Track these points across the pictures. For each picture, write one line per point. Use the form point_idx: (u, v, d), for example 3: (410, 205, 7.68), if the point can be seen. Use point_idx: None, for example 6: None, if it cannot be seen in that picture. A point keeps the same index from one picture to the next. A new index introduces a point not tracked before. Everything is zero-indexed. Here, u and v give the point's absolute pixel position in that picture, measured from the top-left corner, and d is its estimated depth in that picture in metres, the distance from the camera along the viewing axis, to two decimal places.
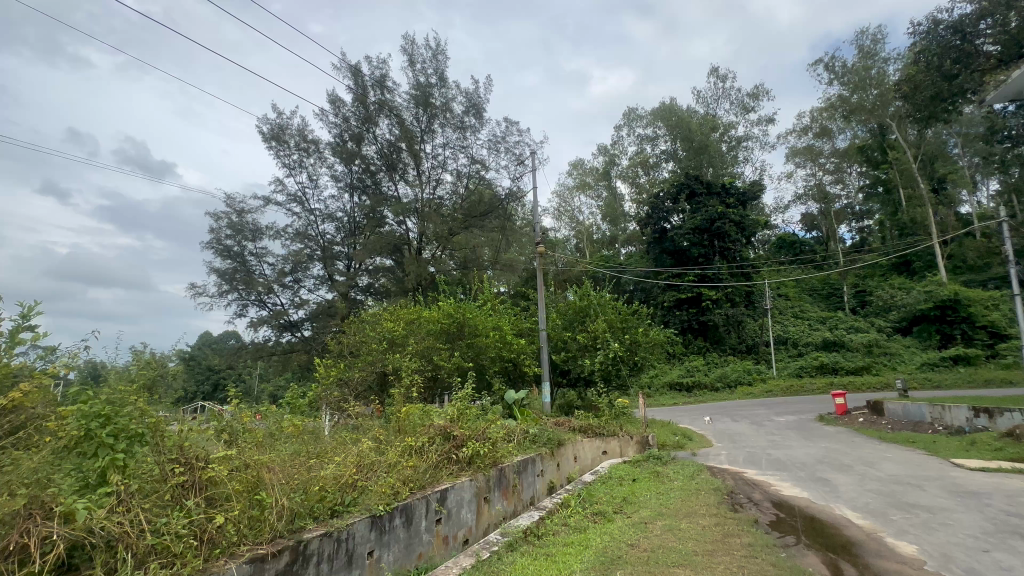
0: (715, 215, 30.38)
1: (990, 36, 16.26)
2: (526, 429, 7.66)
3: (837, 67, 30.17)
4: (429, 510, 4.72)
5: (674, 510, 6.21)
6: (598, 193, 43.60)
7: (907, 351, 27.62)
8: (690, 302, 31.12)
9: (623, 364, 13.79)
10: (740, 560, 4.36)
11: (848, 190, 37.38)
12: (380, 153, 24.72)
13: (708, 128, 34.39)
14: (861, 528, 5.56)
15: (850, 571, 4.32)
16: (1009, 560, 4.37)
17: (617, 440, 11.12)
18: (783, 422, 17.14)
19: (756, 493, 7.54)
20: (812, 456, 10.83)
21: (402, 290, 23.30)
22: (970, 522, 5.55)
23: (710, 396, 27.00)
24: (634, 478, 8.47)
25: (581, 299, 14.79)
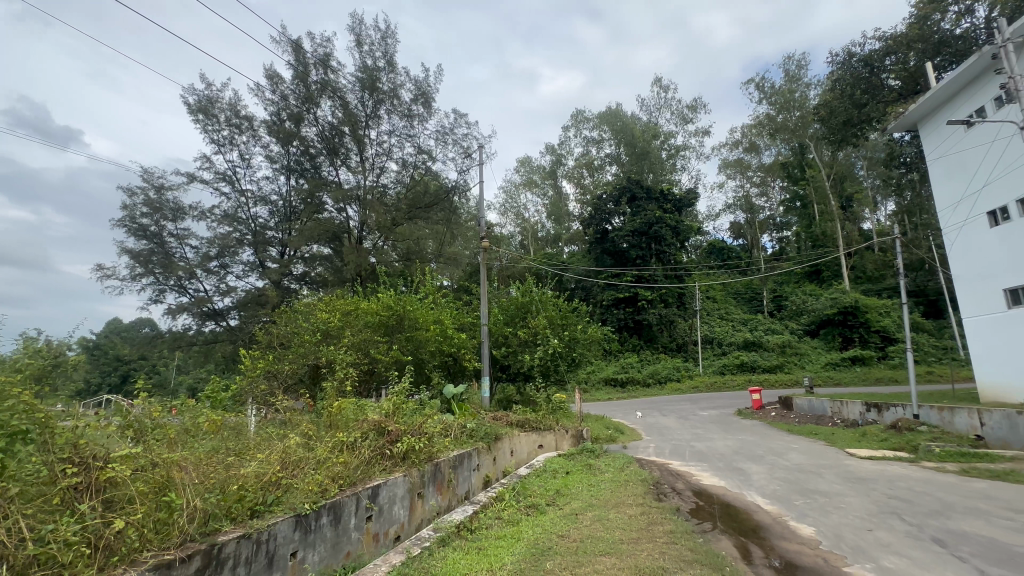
0: (654, 220, 31.92)
1: (893, 72, 18.27)
2: (463, 424, 7.63)
3: (767, 88, 32.47)
4: (359, 507, 4.57)
5: (604, 501, 6.45)
6: (544, 192, 44.24)
7: (814, 352, 30.46)
8: (627, 302, 32.50)
9: (561, 360, 14.15)
10: (661, 546, 4.59)
11: (771, 203, 40.49)
12: (321, 136, 23.53)
13: (649, 135, 35.88)
14: (768, 513, 6.06)
15: (757, 552, 4.69)
16: (888, 538, 4.92)
17: (553, 434, 11.39)
18: (706, 416, 18.35)
19: (679, 483, 8.00)
20: (729, 448, 11.66)
21: (340, 280, 22.39)
22: (858, 504, 6.23)
23: (642, 391, 28.31)
24: (567, 471, 8.71)
25: (523, 295, 15.00)
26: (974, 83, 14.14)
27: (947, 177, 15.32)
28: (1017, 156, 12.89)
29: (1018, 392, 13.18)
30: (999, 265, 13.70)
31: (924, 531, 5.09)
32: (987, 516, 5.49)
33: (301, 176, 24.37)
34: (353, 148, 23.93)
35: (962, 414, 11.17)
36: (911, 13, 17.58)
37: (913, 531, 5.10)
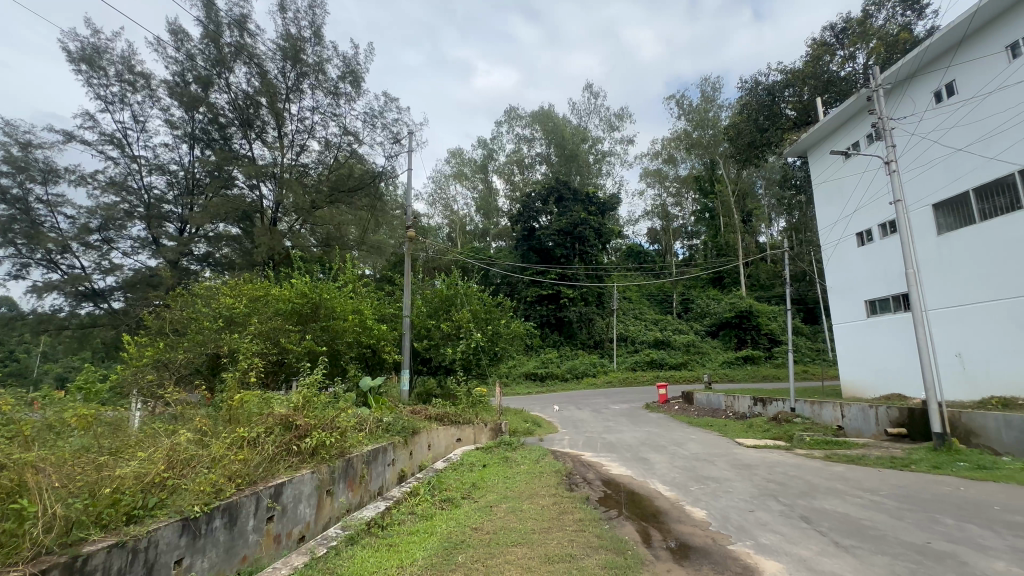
0: (579, 220, 33.00)
1: (790, 103, 20.43)
2: (379, 418, 7.42)
3: (685, 105, 34.98)
4: (259, 508, 4.24)
5: (519, 493, 6.58)
6: (474, 185, 44.04)
7: (714, 351, 33.39)
8: (550, 298, 33.73)
9: (483, 354, 14.22)
10: (571, 534, 4.77)
11: (684, 213, 43.57)
12: (232, 104, 21.44)
13: (578, 138, 37.09)
14: (667, 499, 6.54)
15: (656, 536, 5.04)
16: (766, 517, 5.52)
17: (471, 428, 11.42)
18: (617, 410, 19.47)
19: (590, 473, 8.39)
20: (636, 439, 12.42)
21: (250, 263, 20.75)
22: (742, 488, 6.94)
23: (560, 385, 29.38)
24: (484, 464, 8.78)
25: (448, 288, 14.84)
26: (853, 119, 16.14)
27: (828, 201, 17.46)
28: (881, 187, 14.97)
29: (871, 388, 15.43)
30: (861, 279, 15.94)
31: (794, 510, 5.78)
32: (843, 495, 6.34)
33: (207, 147, 22.08)
34: (270, 121, 22.14)
35: (829, 408, 12.82)
36: (807, 53, 19.78)
37: (785, 510, 5.78)
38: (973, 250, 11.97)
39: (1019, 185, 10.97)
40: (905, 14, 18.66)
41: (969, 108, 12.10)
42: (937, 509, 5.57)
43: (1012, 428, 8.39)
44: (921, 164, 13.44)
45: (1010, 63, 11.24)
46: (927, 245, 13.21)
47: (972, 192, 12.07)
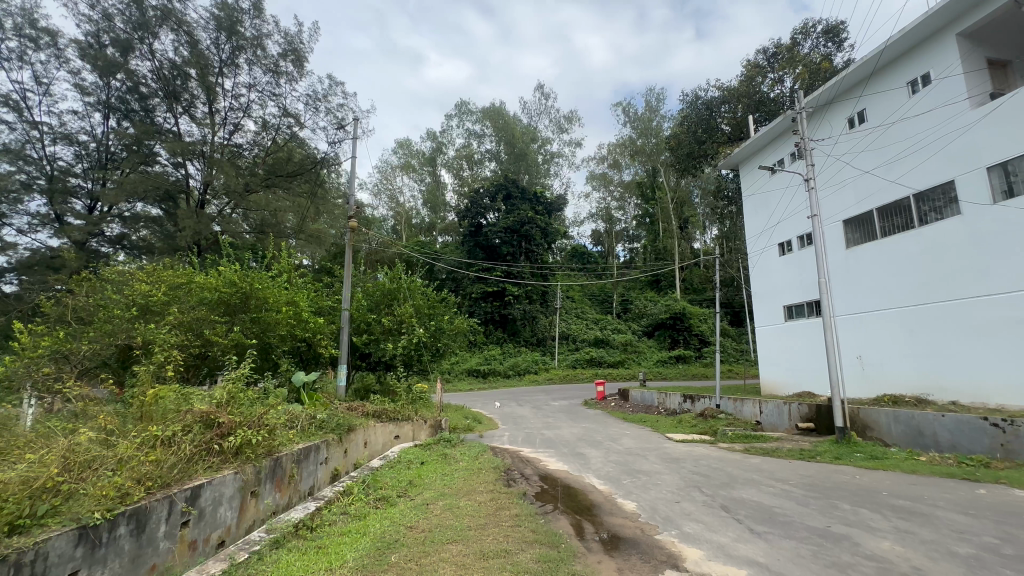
0: (526, 219, 33.26)
1: (726, 118, 21.76)
2: (312, 414, 7.11)
3: (631, 113, 36.30)
4: (173, 512, 3.92)
5: (456, 490, 6.55)
6: (421, 178, 43.23)
7: (649, 350, 34.98)
8: (494, 295, 33.89)
9: (424, 349, 14.00)
10: (507, 530, 4.81)
11: (626, 216, 45.14)
12: (156, 73, 19.62)
13: (528, 138, 37.43)
14: (601, 492, 6.77)
15: (589, 528, 5.19)
16: (690, 507, 5.86)
17: (410, 425, 11.20)
18: (557, 406, 19.89)
19: (528, 469, 8.50)
20: (574, 435, 12.75)
21: (171, 247, 19.17)
22: (670, 480, 7.33)
23: (502, 382, 29.59)
24: (422, 461, 8.65)
25: (391, 281, 14.45)
26: (779, 138, 17.43)
27: (755, 212, 18.80)
28: (801, 202, 16.30)
29: (786, 386, 16.79)
30: (781, 286, 17.29)
31: (715, 499, 6.18)
32: (758, 485, 6.87)
33: (125, 118, 20.07)
34: (199, 95, 20.46)
35: (749, 405, 13.82)
36: (742, 73, 21.17)
37: (708, 500, 6.16)
38: (875, 263, 13.34)
39: (913, 207, 12.35)
40: (827, 45, 20.42)
41: (876, 135, 13.44)
42: (837, 496, 6.17)
43: (900, 422, 9.48)
44: (835, 183, 14.80)
45: (909, 97, 12.58)
46: (837, 257, 14.56)
47: (875, 211, 13.44)
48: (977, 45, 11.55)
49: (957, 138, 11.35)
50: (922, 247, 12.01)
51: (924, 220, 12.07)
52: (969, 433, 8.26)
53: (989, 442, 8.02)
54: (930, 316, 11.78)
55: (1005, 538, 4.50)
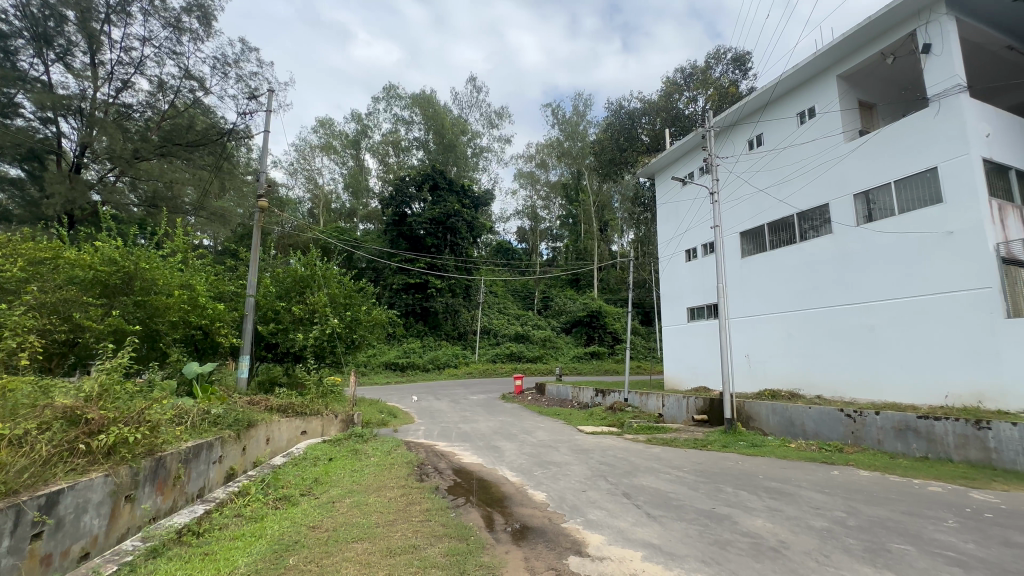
0: (452, 212, 32.89)
1: (645, 130, 23.16)
2: (206, 409, 6.48)
3: (559, 115, 37.32)
4: (20, 524, 3.36)
5: (366, 486, 6.33)
6: (343, 160, 41.03)
7: (566, 345, 36.30)
8: (417, 287, 33.38)
9: (338, 340, 13.40)
10: (417, 524, 4.76)
11: (550, 216, 45.93)
12: (21, 10, 16.44)
13: (458, 129, 36.94)
14: (513, 484, 6.91)
15: (499, 520, 5.28)
16: (595, 495, 6.17)
17: (319, 420, 10.61)
18: (475, 400, 19.98)
19: (442, 463, 8.45)
20: (490, 428, 12.89)
21: (35, 216, 16.43)
22: (578, 470, 7.67)
23: (420, 375, 29.14)
24: (330, 457, 8.27)
25: (304, 268, 13.60)
26: (690, 152, 18.85)
27: (666, 219, 20.19)
28: (705, 213, 17.78)
29: (685, 381, 18.28)
30: (686, 289, 18.75)
31: (618, 487, 6.57)
32: (657, 472, 7.43)
33: None
34: (79, 42, 17.77)
35: (653, 398, 14.85)
36: (661, 88, 22.58)
37: (612, 488, 6.53)
38: (763, 273, 14.95)
39: (796, 225, 13.98)
40: (735, 72, 22.41)
41: (770, 157, 15.01)
42: (722, 480, 6.85)
43: (776, 414, 10.72)
44: (735, 198, 16.34)
45: (798, 126, 14.18)
46: (733, 265, 16.09)
47: (767, 226, 15.03)
48: (852, 87, 13.31)
49: (833, 167, 13.01)
50: (800, 260, 13.67)
51: (804, 237, 13.72)
52: (829, 422, 9.55)
53: (843, 430, 9.33)
54: (805, 321, 13.43)
55: (850, 511, 5.27)
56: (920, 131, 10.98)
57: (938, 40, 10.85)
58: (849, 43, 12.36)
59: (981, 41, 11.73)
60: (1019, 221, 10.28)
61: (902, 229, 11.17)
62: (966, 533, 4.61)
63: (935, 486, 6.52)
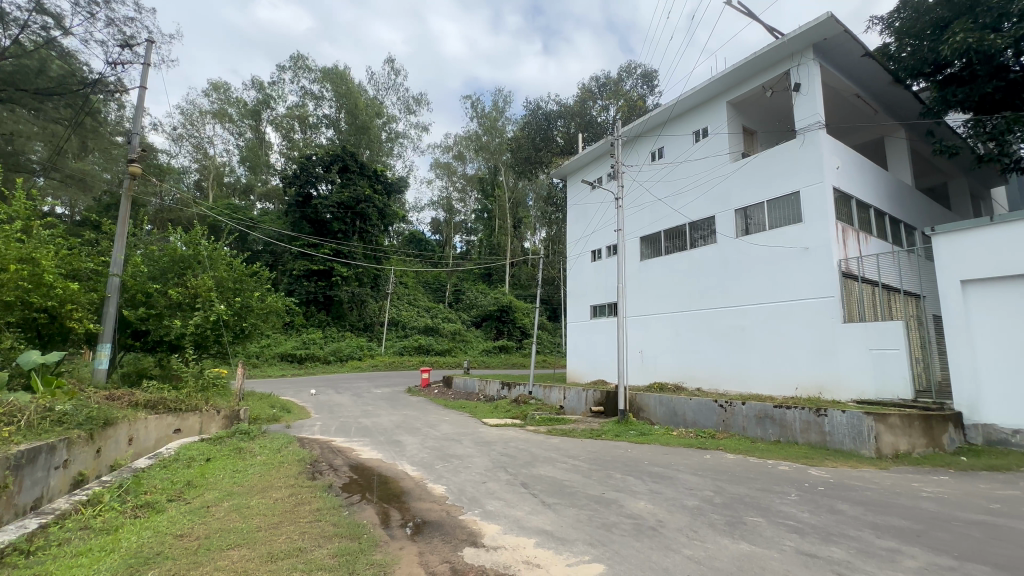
0: (362, 196, 31.39)
1: (560, 132, 23.99)
2: (47, 406, 5.51)
3: (478, 108, 37.27)
4: None
5: (248, 487, 5.82)
6: (240, 131, 37.24)
7: (475, 339, 36.44)
8: (320, 274, 31.44)
9: (224, 329, 12.14)
10: (304, 525, 4.48)
11: (466, 209, 45.44)
12: None
13: (372, 111, 35.23)
14: (412, 479, 6.78)
15: (394, 516, 5.15)
16: (494, 487, 6.28)
17: (196, 416, 9.54)
18: (378, 393, 19.32)
19: (337, 459, 8.04)
20: (392, 422, 12.54)
21: None
22: (480, 462, 7.75)
23: (320, 368, 27.49)
24: (208, 457, 7.47)
25: (186, 247, 12.20)
26: (600, 158, 19.83)
27: (576, 220, 21.08)
28: (610, 217, 18.87)
29: (585, 374, 19.35)
30: (590, 288, 19.76)
31: (518, 478, 6.75)
32: (554, 462, 7.76)
33: None
34: None
35: (556, 391, 15.47)
36: (577, 94, 23.48)
37: (511, 478, 6.71)
38: (658, 274, 16.23)
39: (688, 233, 15.37)
40: (643, 87, 24.00)
41: (668, 170, 16.31)
42: (612, 467, 7.34)
43: (662, 405, 11.74)
44: (637, 205, 17.51)
45: (693, 144, 15.56)
46: (633, 267, 17.28)
47: (663, 233, 16.33)
48: (739, 113, 14.90)
49: (720, 183, 14.48)
50: (690, 264, 15.05)
51: (694, 245, 15.13)
52: (705, 412, 10.68)
53: (715, 419, 10.48)
54: (691, 320, 14.82)
55: (717, 490, 5.95)
56: (789, 158, 12.60)
57: (806, 80, 12.56)
58: (738, 73, 13.83)
59: (838, 87, 13.75)
60: (857, 241, 12.26)
61: (771, 242, 12.78)
62: (803, 504, 5.44)
63: (784, 465, 7.58)
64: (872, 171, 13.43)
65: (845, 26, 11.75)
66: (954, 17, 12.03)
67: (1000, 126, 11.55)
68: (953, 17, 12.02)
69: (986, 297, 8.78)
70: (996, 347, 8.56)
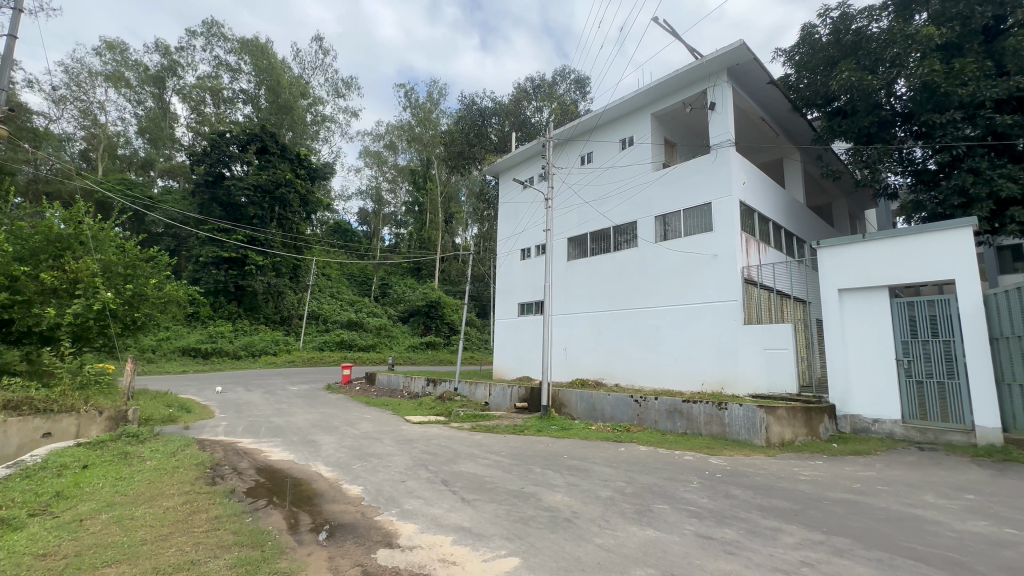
0: (282, 180, 29.37)
1: (494, 129, 24.03)
2: None
3: (412, 98, 36.33)
4: None
5: (133, 496, 5.20)
6: (139, 98, 33.22)
7: (402, 335, 35.42)
8: (231, 262, 28.91)
9: (111, 319, 10.81)
10: (198, 536, 4.10)
11: (396, 202, 43.88)
12: None
13: (297, 91, 33.13)
14: (326, 480, 6.46)
15: (303, 520, 4.87)
16: (413, 485, 6.16)
17: (69, 419, 8.31)
18: (294, 391, 18.23)
19: (243, 462, 7.46)
20: (307, 421, 11.86)
21: None
22: (400, 461, 7.57)
23: (228, 363, 25.36)
24: (84, 464, 6.58)
25: (65, 225, 10.69)
26: (532, 159, 20.16)
27: (507, 218, 21.25)
28: (540, 217, 19.24)
29: (511, 372, 19.62)
30: (518, 286, 20.04)
31: (438, 475, 6.68)
32: (475, 458, 7.78)
33: None
34: None
35: (481, 388, 15.51)
36: (512, 94, 23.65)
37: (431, 476, 6.62)
38: (583, 275, 16.83)
39: (612, 236, 16.08)
40: (575, 93, 24.78)
41: (596, 175, 16.95)
42: (532, 462, 7.52)
43: (583, 401, 12.20)
44: (566, 207, 18.01)
45: (619, 151, 16.30)
46: (559, 267, 17.77)
47: (589, 235, 16.96)
48: (661, 126, 15.82)
49: (642, 190, 15.30)
50: (612, 266, 15.79)
51: (617, 247, 15.86)
52: (622, 407, 11.26)
53: (631, 413, 11.10)
54: (612, 320, 15.54)
55: (628, 480, 6.30)
56: (704, 171, 13.61)
57: (720, 100, 13.59)
58: (662, 88, 14.69)
59: (746, 109, 15.09)
60: (757, 251, 13.53)
61: (685, 248, 13.75)
62: (703, 490, 5.92)
63: (688, 455, 8.20)
64: (772, 189, 14.89)
65: (754, 54, 12.89)
66: (841, 57, 13.83)
67: (873, 156, 13.31)
68: (841, 58, 13.78)
69: (857, 305, 10.06)
70: (863, 347, 9.88)
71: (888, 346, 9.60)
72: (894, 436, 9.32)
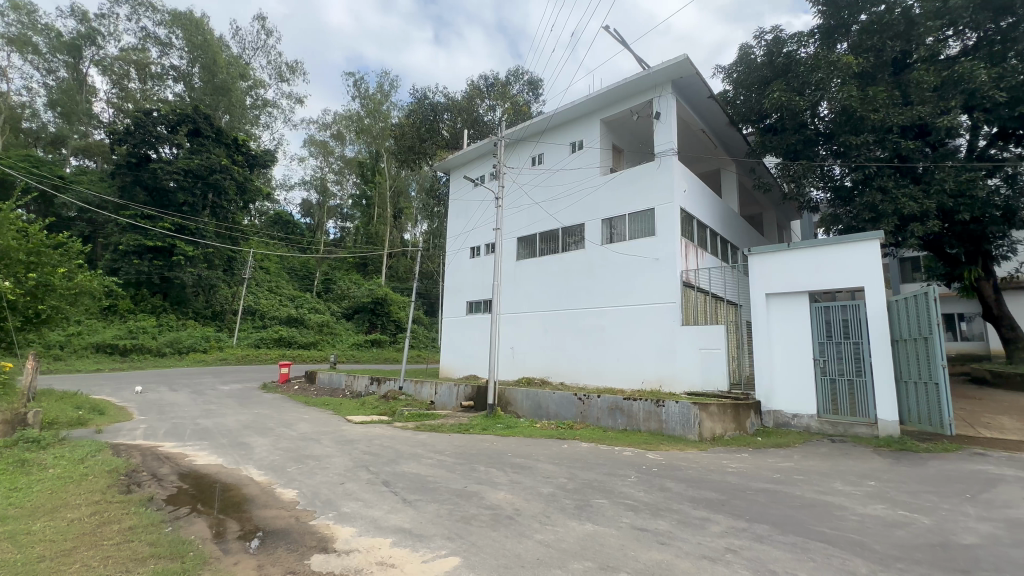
0: (216, 166, 27.47)
1: (446, 125, 23.74)
2: None
3: (361, 88, 35.15)
4: None
5: (30, 509, 4.67)
6: (49, 67, 29.92)
7: (346, 333, 34.14)
8: (156, 251, 26.66)
9: (8, 311, 9.65)
10: (108, 550, 3.75)
11: (342, 193, 42.37)
12: None
13: (235, 71, 31.11)
14: (258, 485, 6.12)
15: (231, 528, 4.59)
16: (352, 487, 5.97)
17: None
18: (225, 391, 17.12)
19: (164, 467, 6.91)
20: (239, 423, 11.18)
21: None
22: (339, 463, 7.30)
23: (150, 361, 23.40)
24: None
25: None
26: (484, 157, 20.12)
27: (457, 215, 21.07)
28: (490, 216, 19.23)
29: (457, 370, 19.47)
30: (466, 284, 19.94)
31: (379, 476, 6.51)
32: (418, 458, 7.67)
33: None
34: None
35: (427, 386, 15.29)
36: (465, 90, 23.47)
37: (372, 477, 6.44)
38: (531, 275, 17.01)
39: (560, 237, 16.36)
40: (528, 94, 25.00)
41: (546, 176, 17.17)
42: (477, 460, 7.50)
43: (528, 399, 12.35)
44: (516, 206, 18.11)
45: (569, 154, 16.63)
46: (508, 266, 17.86)
47: (538, 235, 17.16)
48: (609, 131, 16.29)
49: (591, 193, 15.68)
50: (560, 267, 16.07)
51: (565, 248, 16.17)
52: (566, 404, 11.49)
53: (574, 411, 11.35)
54: (558, 319, 15.80)
55: (570, 477, 6.44)
56: (648, 177, 14.15)
57: (665, 111, 14.21)
58: (612, 95, 15.13)
59: (688, 121, 15.87)
60: (695, 256, 14.27)
61: (629, 251, 14.25)
62: (640, 484, 6.16)
63: (627, 451, 8.51)
64: (710, 197, 15.74)
65: (697, 69, 13.56)
66: (773, 76, 15.04)
67: (799, 171, 14.39)
68: (773, 77, 14.99)
69: (782, 308, 10.85)
70: (786, 348, 10.66)
71: (807, 347, 10.43)
72: (810, 429, 10.15)
